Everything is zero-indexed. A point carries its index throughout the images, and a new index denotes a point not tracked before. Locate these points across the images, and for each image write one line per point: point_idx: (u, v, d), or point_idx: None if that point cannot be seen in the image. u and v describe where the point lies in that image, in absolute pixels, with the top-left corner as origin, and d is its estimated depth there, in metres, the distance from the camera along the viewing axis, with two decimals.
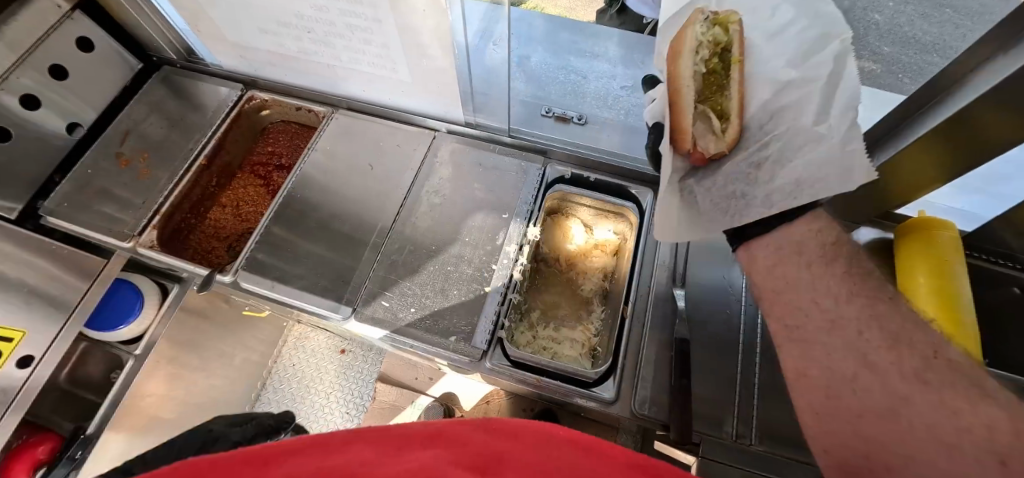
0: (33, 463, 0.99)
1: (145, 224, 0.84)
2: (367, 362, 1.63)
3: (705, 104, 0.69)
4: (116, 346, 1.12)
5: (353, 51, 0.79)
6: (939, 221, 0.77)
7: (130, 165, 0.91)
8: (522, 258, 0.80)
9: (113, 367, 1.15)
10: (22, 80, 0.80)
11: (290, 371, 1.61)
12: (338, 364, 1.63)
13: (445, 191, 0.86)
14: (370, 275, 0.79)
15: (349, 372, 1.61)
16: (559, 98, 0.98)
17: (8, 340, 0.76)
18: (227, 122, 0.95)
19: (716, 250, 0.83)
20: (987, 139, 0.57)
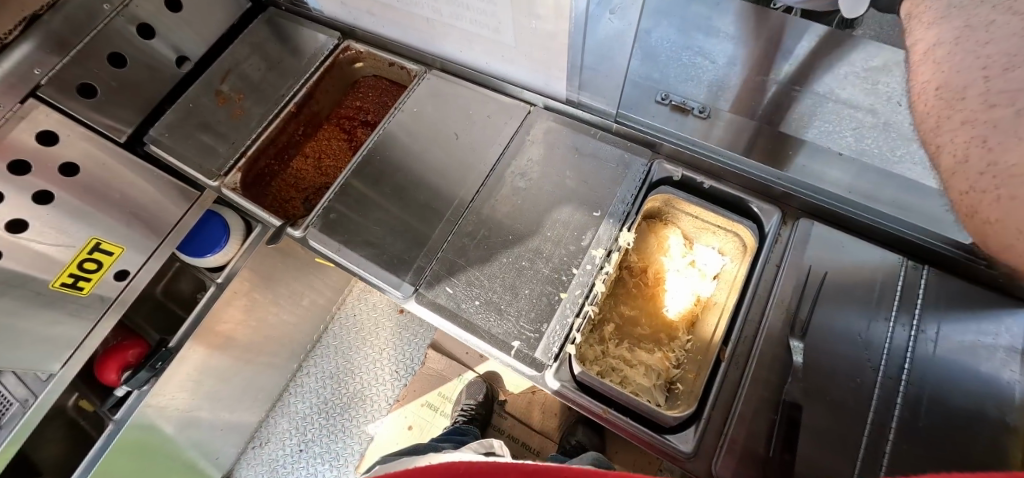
0: (122, 363, 1.04)
1: (231, 166, 0.82)
2: (422, 327, 1.64)
3: None
4: (203, 272, 1.16)
5: (456, 6, 0.70)
6: None
7: (226, 103, 0.92)
8: (607, 267, 0.69)
9: (200, 288, 1.22)
10: (141, 8, 0.82)
11: (350, 321, 1.67)
12: (394, 322, 1.65)
13: (531, 174, 0.77)
14: (439, 254, 0.73)
15: (404, 332, 1.63)
16: (677, 82, 0.84)
17: (110, 253, 0.78)
18: (320, 70, 0.91)
19: (857, 297, 0.66)
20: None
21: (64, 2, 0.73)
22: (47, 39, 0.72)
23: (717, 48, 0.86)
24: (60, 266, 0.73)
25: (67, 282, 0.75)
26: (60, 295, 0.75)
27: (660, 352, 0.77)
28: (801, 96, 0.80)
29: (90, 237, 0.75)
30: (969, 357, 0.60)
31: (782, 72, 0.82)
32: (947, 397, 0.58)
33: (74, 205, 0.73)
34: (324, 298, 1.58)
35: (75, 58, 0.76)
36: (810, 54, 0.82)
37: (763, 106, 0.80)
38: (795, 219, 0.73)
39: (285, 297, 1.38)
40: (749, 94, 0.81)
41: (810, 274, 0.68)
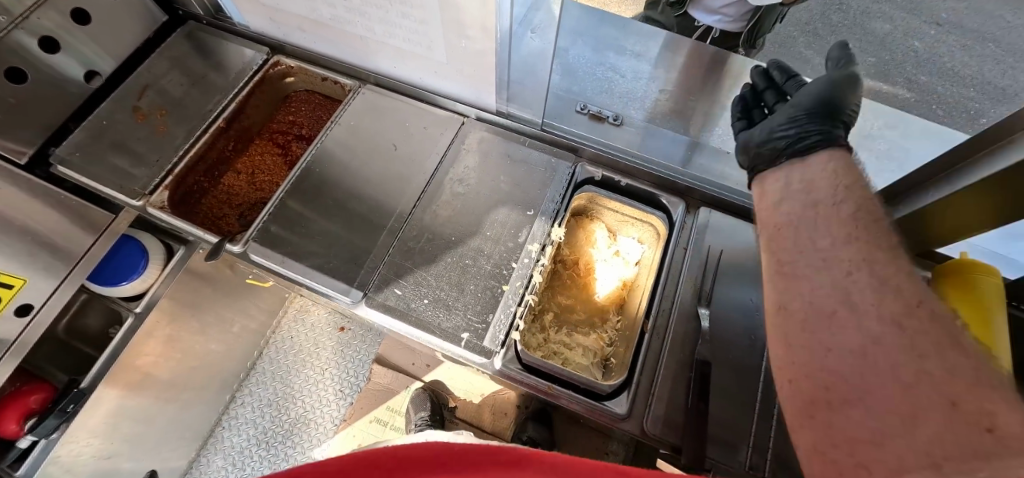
0: (24, 411, 0.93)
1: (156, 184, 0.80)
2: (365, 343, 1.62)
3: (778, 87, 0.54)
4: (118, 302, 1.09)
5: (387, 24, 0.75)
6: (984, 265, 0.73)
7: (147, 120, 0.87)
8: (542, 258, 0.76)
9: (113, 323, 1.13)
10: (42, 21, 0.77)
11: (287, 344, 1.61)
12: (335, 341, 1.61)
13: (469, 181, 0.83)
14: (385, 260, 0.76)
15: (347, 349, 1.60)
16: (594, 94, 0.95)
17: (10, 286, 0.72)
18: (249, 85, 0.91)
19: (745, 273, 0.79)
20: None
21: None
22: None
23: (626, 64, 0.99)
24: None
25: None
26: None
27: (594, 334, 0.86)
28: (697, 106, 0.95)
29: None
30: None
31: (681, 85, 0.96)
32: None
33: None
34: (257, 322, 1.51)
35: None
36: (704, 72, 0.97)
37: (667, 113, 0.94)
38: (697, 208, 0.86)
39: (211, 323, 1.31)
40: (654, 105, 0.95)
41: (708, 254, 0.81)
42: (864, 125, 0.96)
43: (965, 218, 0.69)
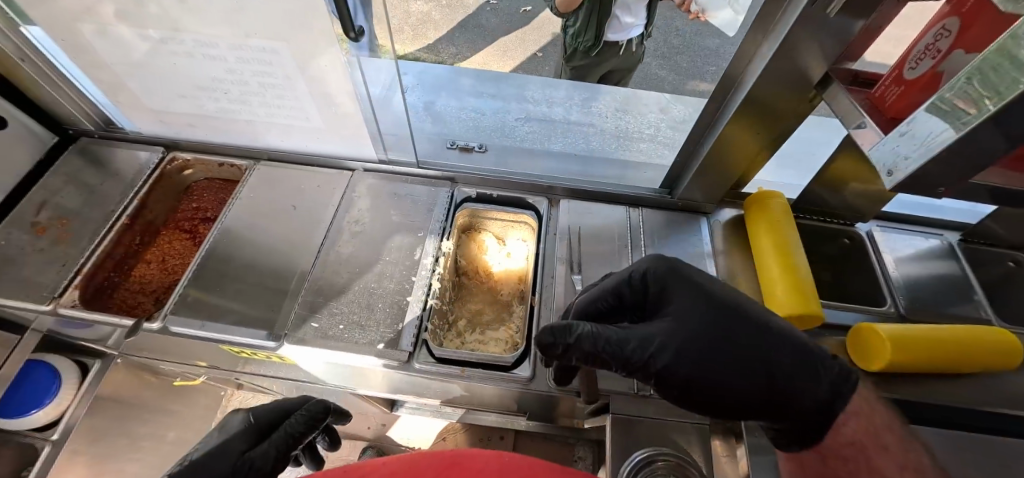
0: None
1: (67, 284, 0.86)
2: None
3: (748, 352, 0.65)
4: (31, 435, 1.14)
5: (268, 106, 0.90)
6: (771, 192, 0.99)
7: (46, 232, 0.92)
8: (440, 266, 0.90)
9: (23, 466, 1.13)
10: None
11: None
12: None
13: (364, 220, 0.94)
14: (300, 300, 0.84)
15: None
16: (463, 132, 1.14)
17: None
18: (149, 183, 1.00)
19: (609, 245, 0.97)
20: (774, 107, 0.82)
21: None
22: None
23: (486, 105, 1.22)
24: None
25: None
26: None
27: (502, 327, 0.98)
28: (547, 126, 1.19)
29: None
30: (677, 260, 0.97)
31: (532, 113, 1.21)
32: None
33: None
34: (173, 434, 1.51)
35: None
36: (552, 105, 1.25)
37: (525, 134, 1.16)
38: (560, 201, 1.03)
39: (122, 441, 1.31)
40: (514, 130, 1.17)
41: (576, 232, 0.97)
42: (677, 115, 1.25)
43: (743, 151, 0.92)
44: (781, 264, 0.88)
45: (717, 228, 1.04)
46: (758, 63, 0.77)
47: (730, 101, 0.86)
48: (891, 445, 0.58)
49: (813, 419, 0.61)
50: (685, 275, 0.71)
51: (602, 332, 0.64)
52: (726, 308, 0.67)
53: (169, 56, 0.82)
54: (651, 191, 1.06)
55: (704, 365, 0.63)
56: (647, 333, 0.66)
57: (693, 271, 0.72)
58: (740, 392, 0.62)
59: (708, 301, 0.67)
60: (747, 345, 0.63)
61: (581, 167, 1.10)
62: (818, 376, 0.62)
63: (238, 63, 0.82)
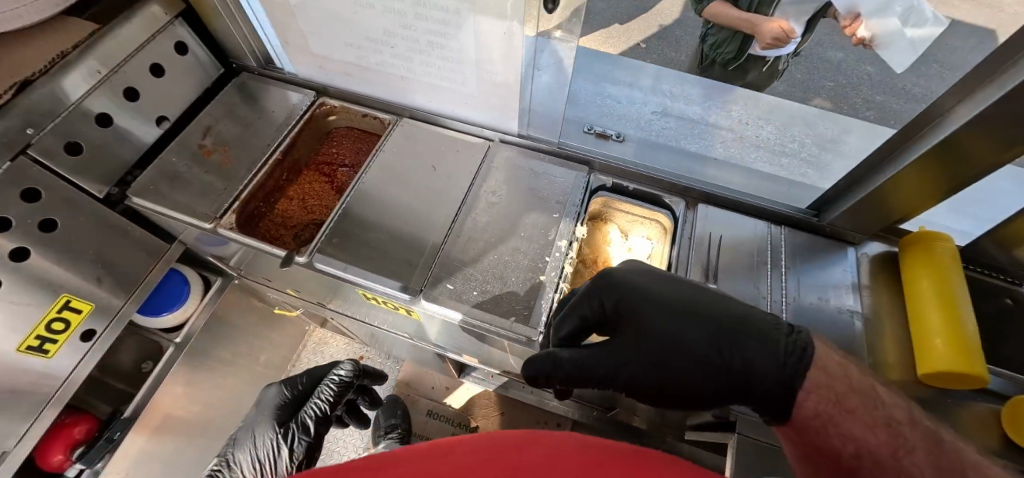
0: (70, 441, 1.07)
1: (226, 208, 0.92)
2: (384, 370, 1.85)
3: (700, 344, 0.67)
4: (159, 334, 1.26)
5: (429, 66, 0.91)
6: (938, 234, 0.90)
7: (211, 155, 0.99)
8: (572, 252, 0.89)
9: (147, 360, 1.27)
10: (114, 83, 0.93)
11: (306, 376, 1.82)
12: None
13: (500, 192, 0.94)
14: (436, 261, 0.86)
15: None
16: (598, 118, 1.11)
17: (77, 310, 0.93)
18: (299, 124, 1.05)
19: (745, 260, 0.92)
20: (969, 158, 0.72)
21: (38, 85, 0.82)
22: (29, 115, 0.82)
23: (622, 93, 1.18)
24: (28, 327, 0.86)
25: (32, 345, 0.88)
26: (25, 358, 0.87)
27: None
28: (683, 124, 1.14)
29: (61, 294, 0.89)
30: (817, 289, 0.91)
31: (668, 109, 1.16)
32: (805, 309, 0.88)
33: (43, 267, 0.86)
34: (265, 357, 1.64)
35: (50, 130, 0.85)
36: (691, 103, 1.19)
37: (661, 129, 1.11)
38: (696, 205, 0.99)
39: (226, 355, 1.44)
40: (649, 123, 1.12)
41: (713, 241, 0.93)
42: (827, 132, 1.16)
43: (920, 192, 0.82)
44: (945, 316, 0.81)
45: (865, 261, 0.96)
46: (974, 101, 0.68)
47: (923, 135, 0.77)
48: (857, 407, 0.56)
49: (776, 402, 0.62)
50: (629, 282, 0.73)
51: (575, 356, 0.73)
52: (675, 310, 0.69)
53: (350, 5, 0.84)
54: (795, 211, 0.99)
55: (660, 374, 0.69)
56: (607, 353, 0.72)
57: (637, 276, 0.74)
58: (700, 390, 0.67)
59: (652, 308, 0.70)
60: (698, 345, 0.67)
61: (719, 173, 1.05)
62: (769, 353, 0.63)
63: (416, 19, 0.82)
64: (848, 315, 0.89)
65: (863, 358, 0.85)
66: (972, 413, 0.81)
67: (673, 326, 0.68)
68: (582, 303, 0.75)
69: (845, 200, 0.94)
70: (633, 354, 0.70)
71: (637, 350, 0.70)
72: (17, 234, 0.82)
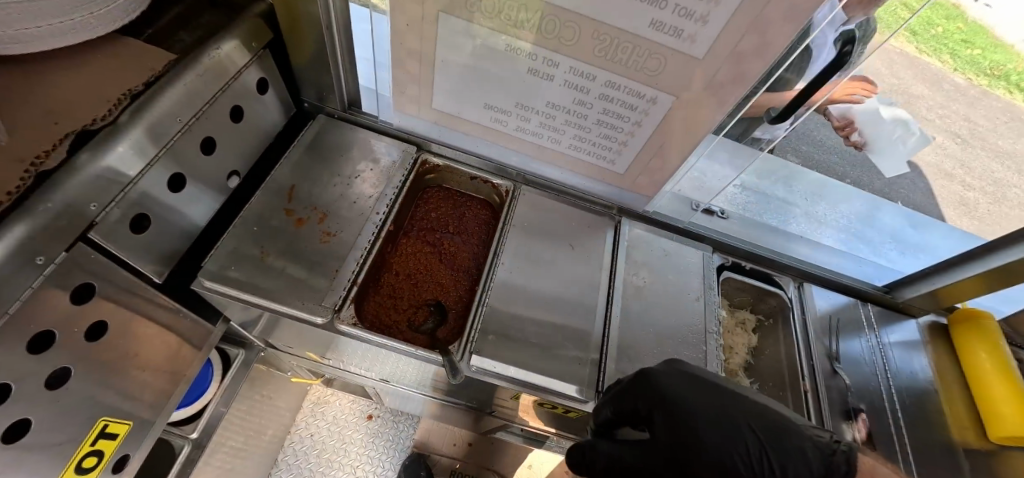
0: None
1: (344, 296, 0.75)
2: (397, 429, 1.65)
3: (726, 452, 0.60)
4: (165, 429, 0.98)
5: (580, 141, 0.84)
6: (981, 312, 1.07)
7: (306, 224, 0.81)
8: (720, 339, 0.88)
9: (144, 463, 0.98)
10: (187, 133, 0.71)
11: (306, 442, 1.56)
12: (364, 431, 1.62)
13: (641, 274, 0.91)
14: (604, 359, 0.79)
15: (378, 439, 1.62)
16: None
17: (114, 435, 0.70)
18: (404, 185, 0.90)
19: (849, 340, 1.00)
20: None
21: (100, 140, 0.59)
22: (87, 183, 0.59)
23: None
24: (58, 471, 0.62)
25: None
26: None
27: None
28: (762, 197, 1.21)
29: (100, 420, 0.66)
30: (903, 363, 1.03)
31: (744, 181, 1.23)
32: (900, 383, 0.99)
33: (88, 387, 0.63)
34: (271, 431, 1.37)
35: (117, 203, 0.62)
36: (762, 176, 1.27)
37: (747, 204, 1.17)
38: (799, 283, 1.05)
39: (240, 438, 1.18)
40: (735, 197, 1.17)
41: (824, 321, 0.99)
42: (867, 209, 1.31)
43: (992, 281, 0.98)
44: (1007, 387, 0.97)
45: (925, 333, 1.11)
46: None
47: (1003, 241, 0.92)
48: None
49: None
50: (661, 386, 0.67)
51: (619, 456, 0.66)
52: (707, 420, 0.63)
53: (520, 72, 0.75)
54: (871, 288, 1.11)
55: None
56: (640, 452, 0.65)
57: (670, 377, 0.68)
58: None
59: (686, 414, 0.64)
60: (729, 455, 0.60)
61: (803, 249, 1.14)
62: (804, 469, 0.58)
63: (597, 98, 0.76)
64: (927, 385, 1.02)
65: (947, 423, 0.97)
66: None
67: (709, 427, 0.63)
68: (618, 398, 0.69)
69: (921, 282, 1.07)
70: (668, 459, 0.62)
71: (669, 454, 0.62)
72: (67, 349, 0.58)
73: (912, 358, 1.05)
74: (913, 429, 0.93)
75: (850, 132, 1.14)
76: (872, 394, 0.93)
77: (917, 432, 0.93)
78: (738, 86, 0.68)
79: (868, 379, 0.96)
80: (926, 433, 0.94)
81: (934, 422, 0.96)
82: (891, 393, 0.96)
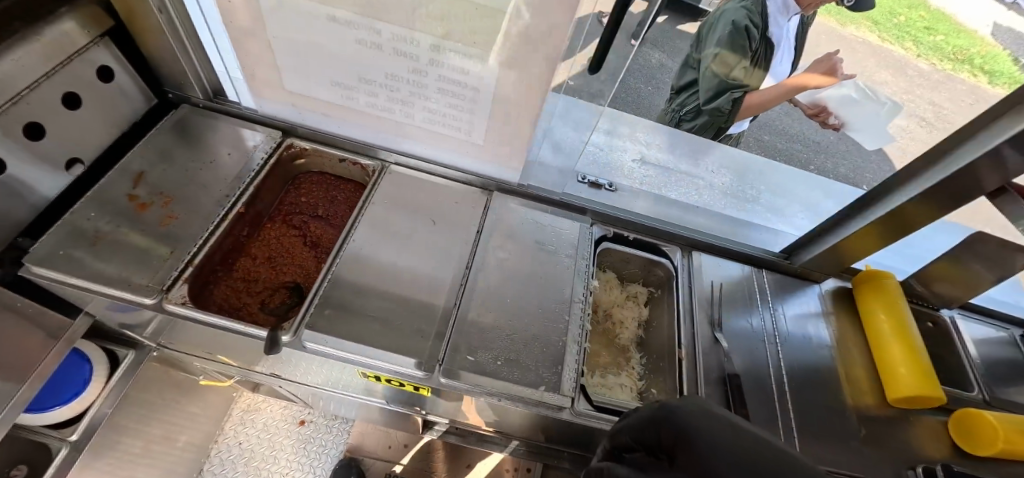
0: None
1: (177, 276, 0.74)
2: (331, 433, 1.62)
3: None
4: (42, 433, 0.95)
5: (430, 113, 0.84)
6: (883, 273, 1.04)
7: (149, 209, 0.79)
8: (587, 309, 0.86)
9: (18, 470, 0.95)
10: None
11: (234, 450, 1.53)
12: (296, 437, 1.59)
13: (507, 246, 0.89)
14: (451, 329, 0.77)
15: (310, 445, 1.58)
16: (586, 166, 1.11)
17: None
18: (263, 169, 0.89)
19: (738, 307, 0.97)
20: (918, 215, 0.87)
21: None
22: None
23: (603, 139, 1.20)
24: None
25: None
26: None
27: (623, 373, 0.96)
28: (662, 171, 1.19)
29: None
30: (798, 329, 0.99)
31: (645, 156, 1.21)
32: (792, 349, 0.95)
33: None
34: (185, 438, 1.34)
35: None
36: (666, 150, 1.25)
37: (644, 178, 1.15)
38: (687, 253, 1.03)
39: (137, 444, 1.15)
40: (633, 171, 1.16)
41: (707, 288, 0.97)
42: (778, 180, 1.29)
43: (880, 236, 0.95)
44: (903, 347, 0.93)
45: (827, 298, 1.08)
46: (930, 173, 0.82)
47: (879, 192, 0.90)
48: None
49: None
50: (683, 422, 0.49)
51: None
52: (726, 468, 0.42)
53: (349, 44, 0.74)
54: (769, 255, 1.08)
55: None
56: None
57: (698, 417, 0.49)
58: None
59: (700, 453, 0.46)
60: None
61: (701, 220, 1.11)
62: None
63: (427, 65, 0.75)
64: (825, 349, 0.99)
65: (844, 389, 0.93)
66: (926, 429, 0.94)
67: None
68: (638, 430, 0.57)
69: (815, 245, 1.04)
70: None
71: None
72: None
73: (810, 323, 1.02)
74: (803, 394, 0.89)
75: (825, 117, 1.17)
76: (757, 360, 0.90)
77: (807, 397, 0.89)
78: (552, 41, 0.67)
79: (755, 344, 0.93)
80: (819, 397, 0.90)
81: (827, 388, 0.92)
82: (779, 358, 0.92)
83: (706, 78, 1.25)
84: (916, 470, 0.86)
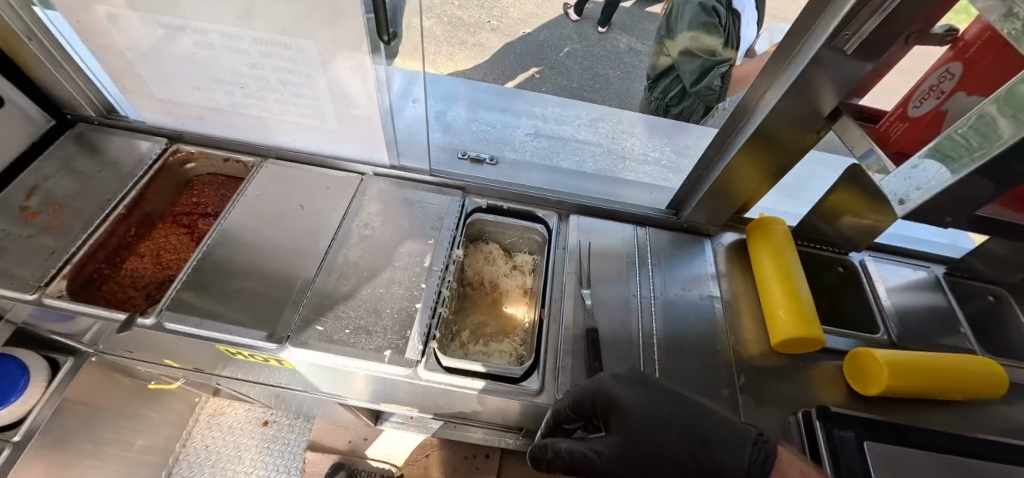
0: None
1: (54, 273, 0.81)
2: (293, 432, 1.69)
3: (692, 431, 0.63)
4: None
5: (285, 104, 0.90)
6: (772, 218, 1.01)
7: (35, 219, 0.86)
8: (446, 276, 0.89)
9: None
10: None
11: (201, 454, 1.61)
12: (259, 437, 1.66)
13: (374, 224, 0.94)
14: (304, 303, 0.82)
15: (273, 444, 1.65)
16: (473, 144, 1.14)
17: None
18: (148, 174, 0.97)
19: (615, 265, 0.98)
20: (773, 150, 0.86)
21: None
22: None
23: (495, 117, 1.23)
24: None
25: None
26: None
27: (507, 340, 0.97)
28: (557, 142, 1.21)
29: None
30: (681, 281, 0.98)
31: (540, 129, 1.23)
32: (672, 301, 0.95)
33: None
34: (143, 441, 1.44)
35: None
36: (563, 120, 1.26)
37: (534, 149, 1.17)
38: (568, 217, 1.05)
39: (89, 446, 1.23)
40: (523, 144, 1.18)
41: (578, 248, 0.99)
42: (687, 139, 1.26)
43: (751, 179, 0.93)
44: (783, 290, 0.90)
45: (720, 251, 1.06)
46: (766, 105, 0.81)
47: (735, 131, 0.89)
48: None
49: None
50: (629, 404, 0.66)
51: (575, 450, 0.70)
52: (657, 420, 0.63)
53: (189, 46, 0.81)
54: (657, 212, 1.08)
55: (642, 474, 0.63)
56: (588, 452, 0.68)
57: (626, 387, 0.68)
58: None
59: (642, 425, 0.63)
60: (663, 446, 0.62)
61: (589, 185, 1.12)
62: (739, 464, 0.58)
63: (261, 57, 0.81)
64: (711, 300, 0.97)
65: (726, 337, 0.92)
66: (820, 373, 0.91)
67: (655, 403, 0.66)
68: (570, 407, 0.73)
69: (693, 195, 1.03)
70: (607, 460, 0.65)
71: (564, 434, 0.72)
72: None
73: (698, 276, 1.00)
74: (676, 343, 0.88)
75: None
76: (628, 312, 0.90)
77: (680, 346, 0.88)
78: (354, 19, 0.71)
79: (628, 298, 0.92)
80: (696, 346, 0.89)
81: (707, 337, 0.91)
82: (654, 310, 0.92)
83: (686, 63, 1.29)
84: (799, 413, 0.83)
